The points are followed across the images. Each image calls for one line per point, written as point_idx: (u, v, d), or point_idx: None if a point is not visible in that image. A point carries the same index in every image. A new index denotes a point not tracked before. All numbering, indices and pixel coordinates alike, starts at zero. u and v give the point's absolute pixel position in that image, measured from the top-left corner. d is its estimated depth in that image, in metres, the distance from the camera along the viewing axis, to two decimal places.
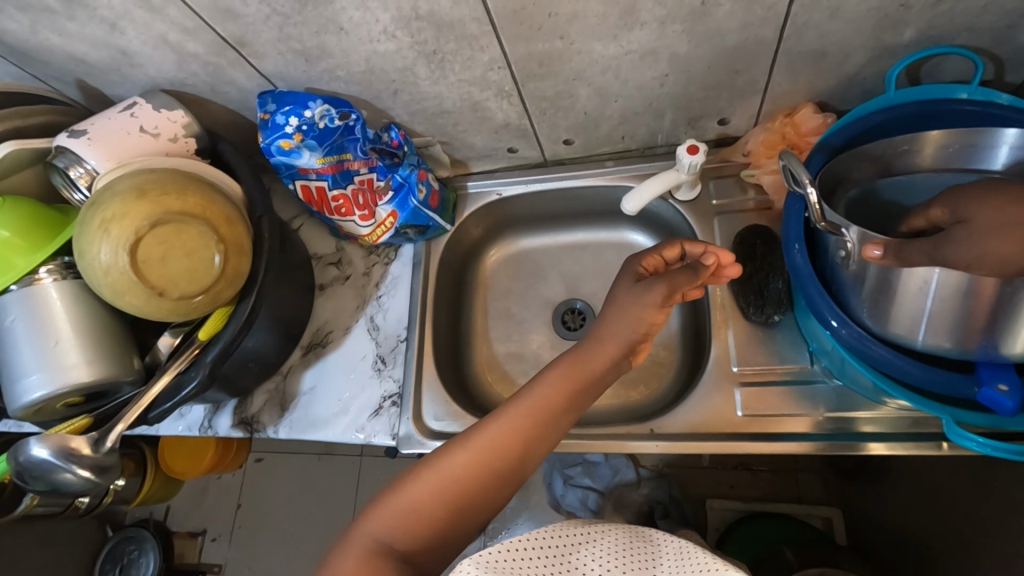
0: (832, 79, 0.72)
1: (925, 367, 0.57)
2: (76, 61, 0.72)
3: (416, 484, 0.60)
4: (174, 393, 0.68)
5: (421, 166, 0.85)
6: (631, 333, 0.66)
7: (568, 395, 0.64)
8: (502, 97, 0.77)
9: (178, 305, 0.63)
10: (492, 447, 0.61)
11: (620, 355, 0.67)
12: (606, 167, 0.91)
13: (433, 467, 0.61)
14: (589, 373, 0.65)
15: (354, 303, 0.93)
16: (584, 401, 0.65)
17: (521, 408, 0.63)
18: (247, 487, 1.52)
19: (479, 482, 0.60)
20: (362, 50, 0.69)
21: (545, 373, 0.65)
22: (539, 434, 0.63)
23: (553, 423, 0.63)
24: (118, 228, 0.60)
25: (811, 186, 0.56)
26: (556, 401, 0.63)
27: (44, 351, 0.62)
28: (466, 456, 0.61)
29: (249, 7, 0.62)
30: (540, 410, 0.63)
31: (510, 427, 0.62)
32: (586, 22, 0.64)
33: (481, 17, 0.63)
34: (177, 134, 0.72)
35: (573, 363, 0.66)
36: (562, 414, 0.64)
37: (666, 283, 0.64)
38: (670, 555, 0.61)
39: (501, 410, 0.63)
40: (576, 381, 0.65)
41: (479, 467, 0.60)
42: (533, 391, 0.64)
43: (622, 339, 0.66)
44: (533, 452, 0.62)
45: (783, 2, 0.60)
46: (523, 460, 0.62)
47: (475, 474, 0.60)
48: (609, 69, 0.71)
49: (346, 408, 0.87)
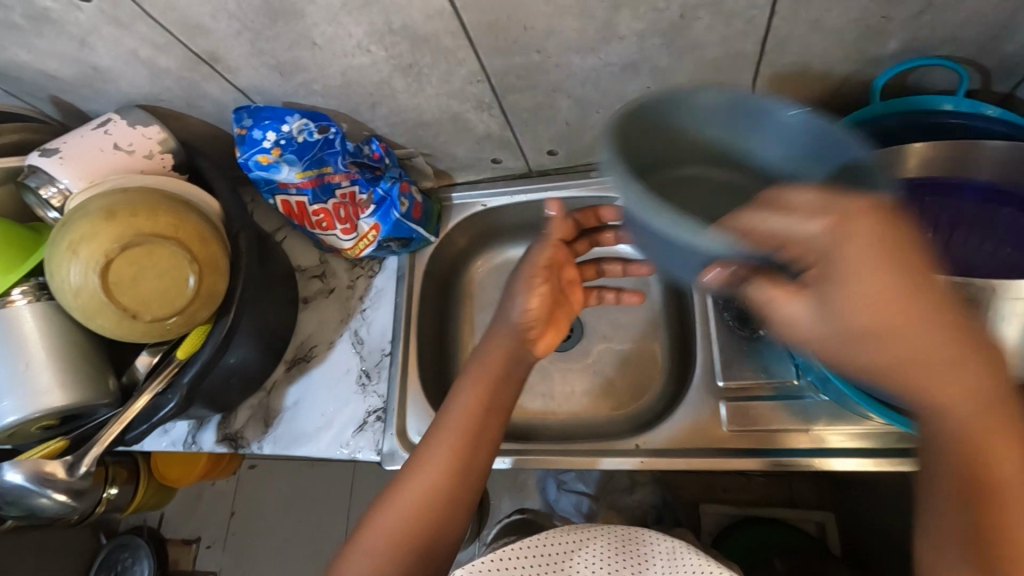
0: (817, 88, 0.70)
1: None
2: (47, 77, 0.71)
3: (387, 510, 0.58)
4: (150, 415, 0.68)
5: (403, 178, 0.84)
6: (517, 319, 0.61)
7: (488, 396, 0.61)
8: (483, 110, 0.76)
9: (152, 327, 0.62)
10: (442, 463, 0.59)
11: (517, 346, 0.62)
12: (591, 177, 0.90)
13: (396, 492, 0.59)
14: (499, 374, 0.62)
15: (339, 316, 0.93)
16: (503, 397, 0.62)
17: (453, 423, 0.60)
18: (241, 493, 1.51)
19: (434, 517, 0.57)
20: (337, 64, 0.67)
21: (464, 380, 0.62)
22: (476, 441, 0.60)
23: (482, 435, 0.60)
24: (88, 250, 0.59)
25: None
26: (478, 407, 0.61)
27: (12, 375, 0.61)
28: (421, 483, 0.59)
29: (217, 22, 0.61)
30: (470, 417, 0.60)
31: (445, 445, 0.60)
32: (562, 36, 0.62)
33: (456, 31, 0.62)
34: (152, 150, 0.71)
35: (478, 369, 0.62)
36: (486, 423, 0.61)
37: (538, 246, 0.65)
38: (662, 555, 0.60)
39: (435, 431, 0.61)
40: (488, 386, 0.61)
41: (437, 488, 0.58)
42: (459, 400, 0.61)
43: (513, 328, 0.62)
44: (476, 462, 0.60)
45: (763, 14, 0.59)
46: (466, 471, 0.59)
47: (434, 498, 0.58)
48: (590, 81, 0.70)
49: (331, 423, 0.86)
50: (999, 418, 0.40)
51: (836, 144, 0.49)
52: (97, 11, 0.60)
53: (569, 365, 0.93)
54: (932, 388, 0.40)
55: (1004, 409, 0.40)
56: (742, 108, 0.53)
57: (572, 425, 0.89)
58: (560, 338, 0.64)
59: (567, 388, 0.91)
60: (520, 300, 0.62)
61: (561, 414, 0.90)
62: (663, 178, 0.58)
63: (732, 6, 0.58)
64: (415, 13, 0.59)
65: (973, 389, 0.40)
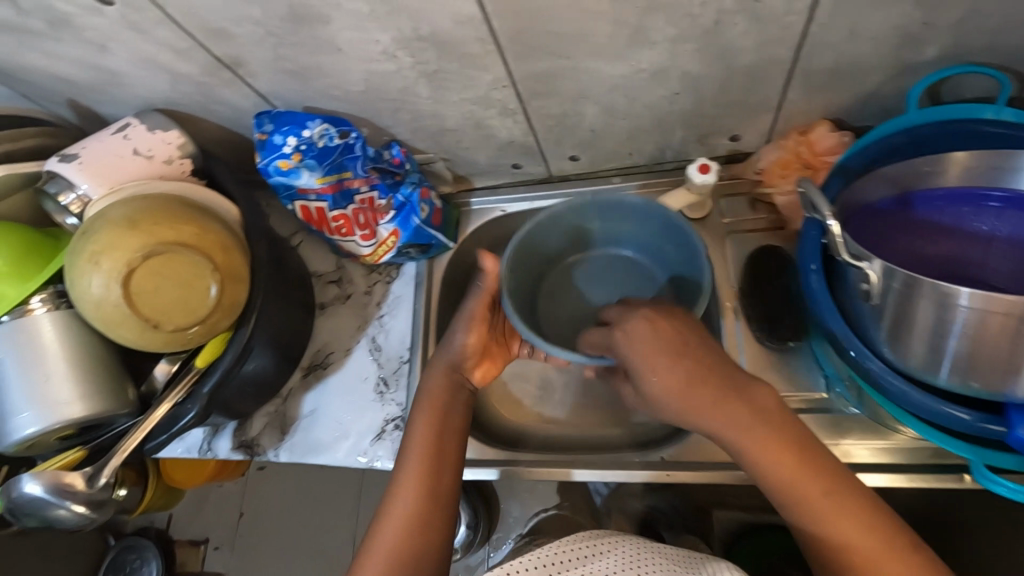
0: (851, 95, 0.69)
1: (943, 405, 0.56)
2: (65, 81, 0.70)
3: (393, 515, 0.60)
4: (170, 425, 0.66)
5: (423, 183, 0.83)
6: (453, 352, 0.72)
7: (439, 427, 0.66)
8: (506, 115, 0.74)
9: (173, 337, 0.61)
10: (418, 481, 0.62)
11: (452, 383, 0.70)
12: (612, 183, 0.88)
13: (398, 492, 0.62)
14: (442, 401, 0.69)
15: (355, 323, 0.91)
16: (452, 427, 0.67)
17: (416, 449, 0.65)
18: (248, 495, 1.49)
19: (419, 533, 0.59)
20: (361, 70, 0.65)
21: (414, 416, 0.68)
22: (440, 464, 0.64)
23: (443, 454, 0.65)
24: (110, 260, 0.58)
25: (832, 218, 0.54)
26: (431, 437, 0.65)
27: (31, 385, 0.60)
28: (408, 491, 0.62)
29: (242, 27, 0.59)
30: (427, 444, 0.65)
31: (415, 468, 0.63)
32: (592, 42, 0.60)
33: (484, 37, 0.60)
34: (172, 156, 0.70)
35: (424, 402, 0.69)
36: (445, 441, 0.66)
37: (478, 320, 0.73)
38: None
39: (402, 457, 0.65)
40: (436, 412, 0.68)
41: (423, 505, 0.61)
42: (414, 431, 0.67)
43: (450, 370, 0.71)
44: (443, 484, 0.63)
45: (800, 21, 0.58)
46: (439, 490, 0.62)
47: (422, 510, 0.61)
48: (616, 88, 0.68)
49: (348, 432, 0.86)
50: (782, 444, 0.54)
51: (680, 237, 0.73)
52: (119, 16, 0.58)
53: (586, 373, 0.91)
54: (721, 431, 0.55)
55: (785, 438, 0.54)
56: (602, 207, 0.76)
57: (593, 434, 0.86)
58: (498, 366, 0.76)
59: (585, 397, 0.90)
60: (459, 333, 0.73)
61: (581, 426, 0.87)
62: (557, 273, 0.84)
63: (769, 13, 0.56)
64: (443, 19, 0.58)
65: (753, 427, 0.54)
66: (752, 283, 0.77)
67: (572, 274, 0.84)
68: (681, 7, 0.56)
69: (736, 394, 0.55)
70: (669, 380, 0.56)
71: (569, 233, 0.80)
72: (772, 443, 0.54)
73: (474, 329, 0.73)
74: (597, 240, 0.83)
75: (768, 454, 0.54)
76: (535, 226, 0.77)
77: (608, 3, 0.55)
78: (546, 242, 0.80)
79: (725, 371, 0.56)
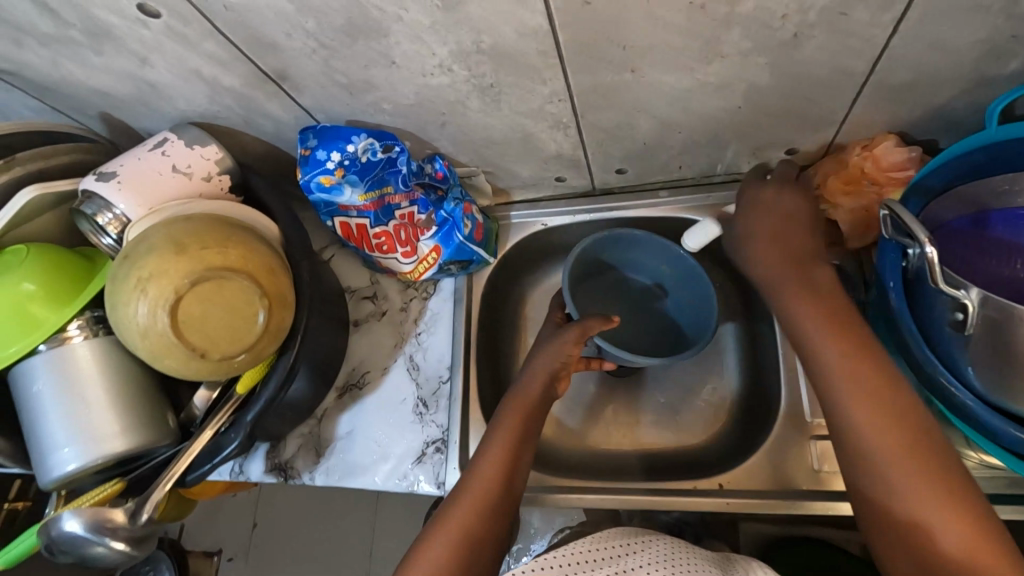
0: (920, 109, 0.66)
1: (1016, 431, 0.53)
2: (101, 94, 0.67)
3: (436, 544, 0.56)
4: (212, 455, 0.64)
5: (466, 198, 0.80)
6: (549, 365, 0.69)
7: (524, 426, 0.65)
8: (558, 128, 0.71)
9: (220, 367, 0.59)
10: (476, 505, 0.59)
11: (546, 386, 0.69)
12: (660, 198, 0.84)
13: (444, 520, 0.59)
14: (533, 402, 0.67)
15: (391, 341, 0.88)
16: (534, 434, 0.66)
17: (486, 465, 0.62)
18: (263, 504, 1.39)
19: (476, 542, 0.57)
20: (412, 83, 0.63)
21: (494, 426, 0.66)
22: (504, 479, 0.62)
23: (521, 454, 0.64)
24: (157, 287, 0.55)
25: (931, 245, 0.51)
26: (511, 439, 0.64)
27: (72, 419, 0.57)
28: (461, 517, 0.58)
29: (294, 40, 0.57)
30: (505, 454, 0.63)
31: (484, 474, 0.62)
32: (660, 54, 0.57)
33: (548, 51, 0.57)
34: (211, 172, 0.67)
35: (514, 400, 0.68)
36: (525, 444, 0.65)
37: (580, 326, 0.70)
38: None
39: (467, 477, 0.63)
40: (526, 412, 0.66)
41: (474, 527, 0.58)
42: (488, 449, 0.64)
43: (548, 373, 0.69)
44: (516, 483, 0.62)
45: (883, 34, 0.55)
46: (505, 505, 0.61)
47: (469, 537, 0.57)
48: (677, 102, 0.65)
49: (387, 455, 0.82)
50: (869, 376, 0.54)
51: (690, 273, 0.79)
52: (165, 28, 0.56)
53: (631, 391, 0.88)
54: (815, 342, 0.58)
55: (874, 372, 0.54)
56: (630, 241, 0.80)
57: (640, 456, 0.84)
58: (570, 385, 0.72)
59: (630, 418, 0.86)
60: (553, 357, 0.70)
61: (628, 446, 0.84)
62: (591, 291, 0.84)
63: (852, 25, 0.53)
64: (507, 31, 0.54)
65: (845, 348, 0.56)
66: None
67: (611, 294, 0.85)
68: (760, 20, 0.53)
69: (830, 309, 0.59)
70: (764, 245, 0.67)
71: (626, 254, 0.82)
72: (852, 351, 0.56)
73: (577, 350, 0.70)
74: (645, 274, 0.85)
75: (844, 383, 0.54)
76: (602, 239, 0.79)
77: (685, 15, 0.52)
78: (596, 262, 0.82)
79: (838, 300, 0.60)
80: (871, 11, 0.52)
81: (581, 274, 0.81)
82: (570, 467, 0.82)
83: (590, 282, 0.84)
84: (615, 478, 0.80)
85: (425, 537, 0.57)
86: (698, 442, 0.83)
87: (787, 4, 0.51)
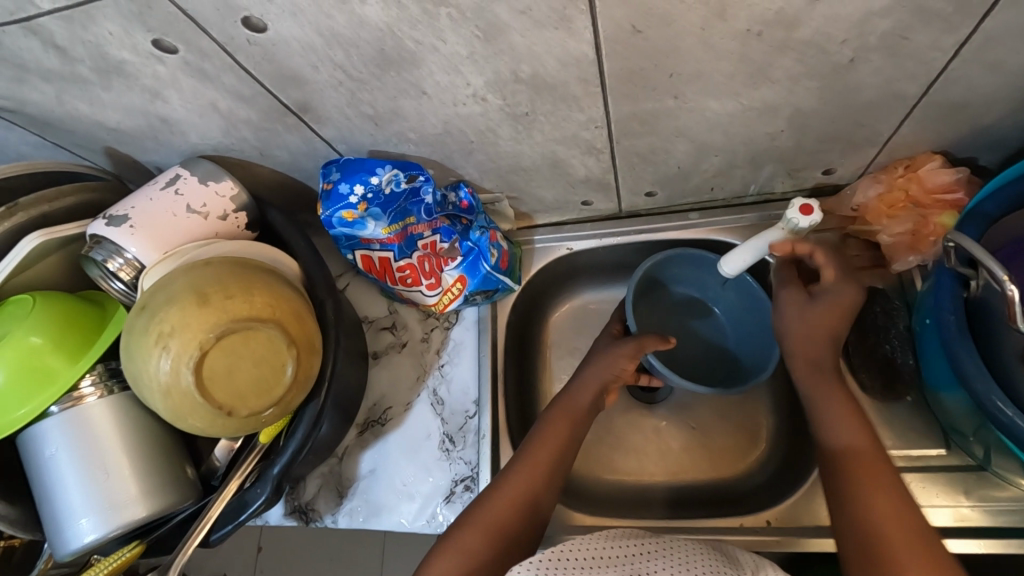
0: (968, 130, 0.62)
1: None
2: (107, 130, 0.62)
3: (465, 540, 0.59)
4: (236, 513, 0.60)
5: (490, 225, 0.75)
6: (603, 375, 0.72)
7: (570, 438, 0.68)
8: (590, 154, 0.67)
9: (246, 423, 0.56)
10: (512, 506, 0.62)
11: (597, 396, 0.71)
12: (689, 219, 0.81)
13: (477, 518, 0.61)
14: (580, 408, 0.70)
15: (414, 373, 0.84)
16: (571, 451, 0.68)
17: (526, 471, 0.65)
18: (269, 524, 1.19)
19: (500, 543, 0.59)
20: (442, 113, 0.59)
21: (538, 431, 0.68)
22: (540, 489, 0.64)
23: (561, 463, 0.66)
24: (181, 342, 0.52)
25: (1011, 286, 0.49)
26: (551, 450, 0.66)
27: (95, 483, 0.55)
28: (495, 517, 0.61)
29: (320, 73, 0.53)
30: (541, 467, 0.65)
31: (522, 478, 0.64)
32: (708, 80, 0.54)
33: (589, 79, 0.53)
34: (226, 211, 0.63)
35: (563, 404, 0.71)
36: (566, 450, 0.67)
37: (637, 342, 0.72)
38: None
39: (505, 474, 0.65)
40: (573, 418, 0.69)
41: (508, 529, 0.61)
42: (526, 456, 0.66)
43: (598, 385, 0.71)
44: (547, 491, 0.65)
45: (942, 57, 0.52)
46: (535, 516, 0.63)
47: (500, 539, 0.60)
48: (718, 127, 0.62)
49: (413, 494, 0.78)
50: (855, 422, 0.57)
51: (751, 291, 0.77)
52: (181, 63, 0.52)
53: (665, 418, 0.84)
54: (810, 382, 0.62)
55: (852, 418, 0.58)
56: (694, 259, 0.78)
57: (679, 488, 0.80)
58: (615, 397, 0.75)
59: (663, 446, 0.82)
60: (606, 372, 0.72)
61: (667, 477, 0.81)
62: (651, 308, 0.81)
63: (911, 50, 0.50)
64: (549, 60, 0.51)
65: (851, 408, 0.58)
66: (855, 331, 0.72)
67: (665, 316, 0.82)
68: (817, 45, 0.50)
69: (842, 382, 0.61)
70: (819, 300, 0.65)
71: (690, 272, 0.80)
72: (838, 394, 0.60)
73: (630, 363, 0.72)
74: (702, 293, 0.83)
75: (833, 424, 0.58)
76: (669, 255, 0.78)
77: (739, 41, 0.49)
78: (654, 280, 0.80)
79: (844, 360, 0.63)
80: (934, 35, 0.49)
81: (642, 290, 0.79)
82: (603, 503, 0.79)
83: (647, 300, 0.81)
84: (638, 516, 0.76)
85: (455, 531, 0.61)
86: (737, 471, 0.80)
87: (848, 29, 0.48)
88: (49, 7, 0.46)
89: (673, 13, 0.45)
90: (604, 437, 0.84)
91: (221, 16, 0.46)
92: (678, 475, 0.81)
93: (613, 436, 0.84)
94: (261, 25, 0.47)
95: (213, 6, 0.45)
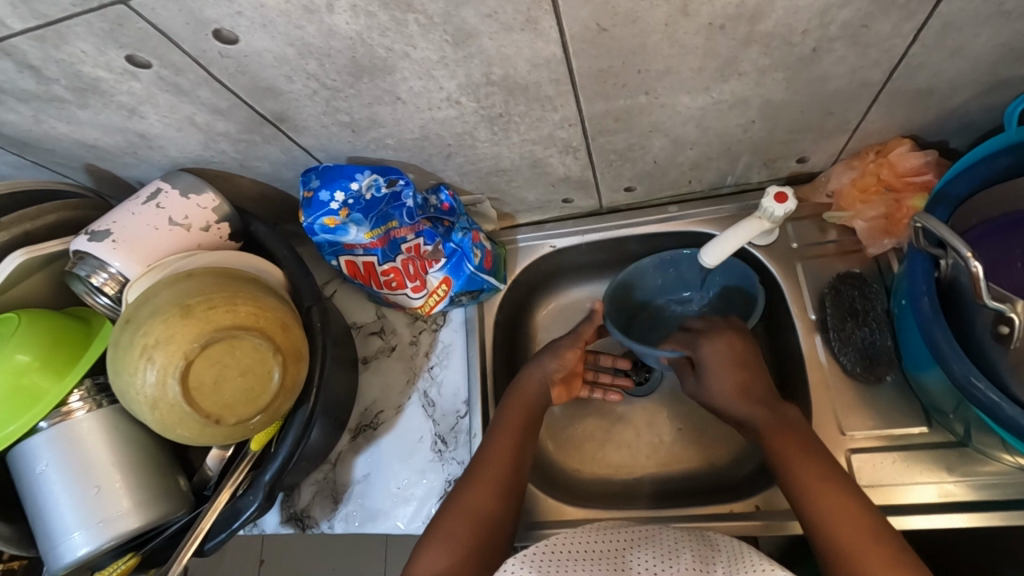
0: (935, 113, 0.63)
1: None
2: (86, 147, 0.63)
3: (450, 528, 0.60)
4: (229, 522, 0.59)
5: (474, 227, 0.76)
6: (555, 366, 0.75)
7: (529, 423, 0.70)
8: (567, 153, 0.68)
9: (235, 430, 0.57)
10: (492, 491, 0.64)
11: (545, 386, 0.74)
12: (669, 212, 0.82)
13: (460, 505, 0.62)
14: (532, 402, 0.72)
15: (404, 377, 0.84)
16: (534, 434, 0.70)
17: (497, 458, 0.66)
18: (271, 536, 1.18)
19: (485, 528, 0.61)
20: (418, 118, 0.60)
21: (499, 423, 0.70)
22: (512, 474, 0.66)
23: (523, 453, 0.68)
24: (165, 354, 0.53)
25: (975, 263, 0.50)
26: (514, 435, 0.68)
27: (87, 499, 0.56)
28: (474, 502, 0.62)
29: (294, 83, 0.54)
30: (507, 453, 0.67)
31: (494, 466, 0.66)
32: (678, 76, 0.55)
33: (560, 78, 0.54)
34: (209, 222, 0.63)
35: (515, 397, 0.73)
36: (525, 445, 0.68)
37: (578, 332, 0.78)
38: None
39: (480, 458, 0.67)
40: (528, 414, 0.71)
41: (490, 512, 0.62)
42: (492, 441, 0.68)
43: (546, 376, 0.74)
44: (519, 479, 0.66)
45: (902, 44, 0.53)
46: (510, 499, 0.64)
47: (481, 522, 0.61)
48: (692, 121, 0.63)
49: (408, 497, 0.77)
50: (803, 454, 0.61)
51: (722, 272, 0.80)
52: (156, 78, 0.52)
53: (653, 411, 0.85)
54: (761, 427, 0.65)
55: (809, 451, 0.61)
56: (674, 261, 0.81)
57: (672, 483, 0.80)
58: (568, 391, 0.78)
59: (654, 436, 0.83)
60: (550, 361, 0.75)
61: (661, 470, 0.81)
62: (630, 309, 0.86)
63: (872, 38, 0.52)
64: (519, 62, 0.52)
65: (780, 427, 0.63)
66: (833, 315, 0.73)
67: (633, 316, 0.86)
68: (781, 37, 0.51)
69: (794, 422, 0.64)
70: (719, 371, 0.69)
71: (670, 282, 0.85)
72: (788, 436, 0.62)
73: (571, 354, 0.76)
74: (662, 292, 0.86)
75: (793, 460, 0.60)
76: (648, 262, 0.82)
77: (703, 36, 0.50)
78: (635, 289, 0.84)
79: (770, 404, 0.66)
80: (893, 23, 0.50)
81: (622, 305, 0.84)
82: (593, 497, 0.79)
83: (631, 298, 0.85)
84: (625, 507, 0.77)
85: (444, 518, 0.62)
86: (726, 460, 0.81)
87: (808, 20, 0.49)
88: (21, 27, 0.46)
89: (637, 11, 0.47)
90: (596, 434, 0.84)
91: (192, 30, 0.47)
92: (666, 466, 0.82)
93: (603, 431, 0.85)
94: (232, 37, 0.48)
95: (183, 21, 0.46)
